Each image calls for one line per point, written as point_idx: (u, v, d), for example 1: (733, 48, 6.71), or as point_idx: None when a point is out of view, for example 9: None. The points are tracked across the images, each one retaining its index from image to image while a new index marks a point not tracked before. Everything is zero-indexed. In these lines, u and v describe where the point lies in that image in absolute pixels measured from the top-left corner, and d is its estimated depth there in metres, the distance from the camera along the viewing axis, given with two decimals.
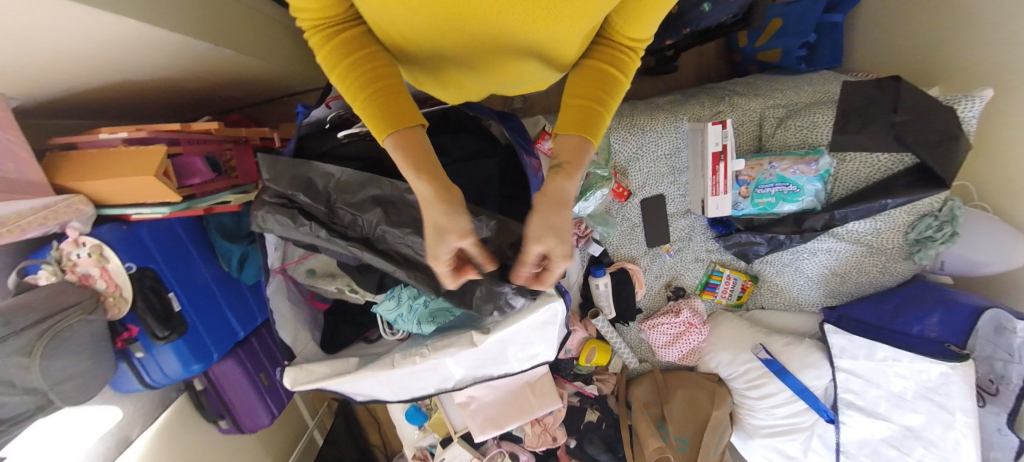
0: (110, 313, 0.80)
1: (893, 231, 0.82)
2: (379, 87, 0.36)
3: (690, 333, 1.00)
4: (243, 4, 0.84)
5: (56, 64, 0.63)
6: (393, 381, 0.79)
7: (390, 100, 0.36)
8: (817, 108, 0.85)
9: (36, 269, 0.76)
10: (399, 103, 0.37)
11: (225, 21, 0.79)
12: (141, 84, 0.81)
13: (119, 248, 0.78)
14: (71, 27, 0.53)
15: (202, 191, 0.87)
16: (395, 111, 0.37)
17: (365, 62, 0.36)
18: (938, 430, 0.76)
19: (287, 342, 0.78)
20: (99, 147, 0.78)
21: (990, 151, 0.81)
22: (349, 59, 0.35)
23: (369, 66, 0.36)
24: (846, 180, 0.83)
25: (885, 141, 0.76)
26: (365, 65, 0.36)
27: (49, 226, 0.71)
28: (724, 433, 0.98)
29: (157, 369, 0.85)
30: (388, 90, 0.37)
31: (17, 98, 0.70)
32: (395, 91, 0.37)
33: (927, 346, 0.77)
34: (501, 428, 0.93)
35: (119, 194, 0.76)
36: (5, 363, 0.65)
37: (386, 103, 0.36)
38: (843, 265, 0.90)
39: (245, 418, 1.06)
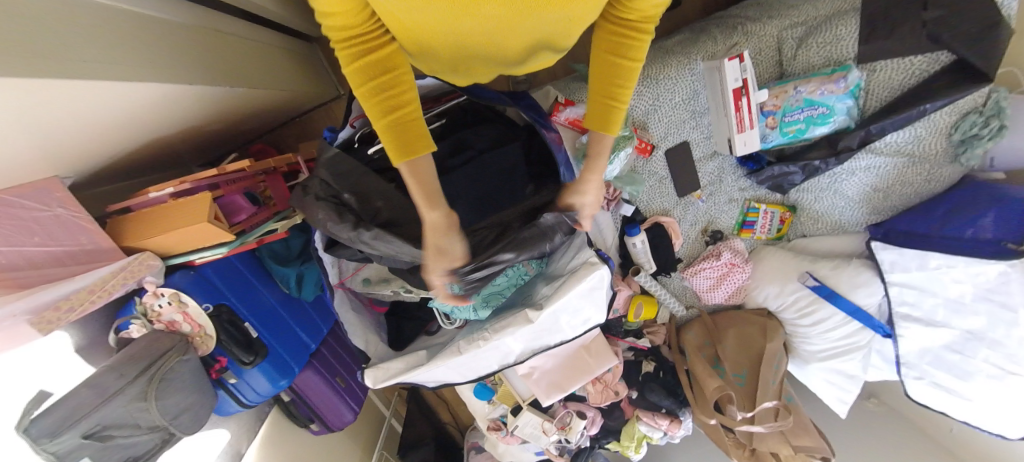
0: (200, 349, 0.88)
1: (935, 136, 0.79)
2: (400, 113, 0.40)
3: (734, 273, 1.01)
4: (242, 39, 0.85)
5: (100, 139, 0.67)
6: (460, 366, 0.85)
7: (406, 134, 0.41)
8: (839, 20, 0.79)
9: (128, 325, 0.84)
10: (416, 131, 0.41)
11: (232, 59, 0.80)
12: (170, 137, 0.85)
13: (193, 291, 0.85)
14: (107, 105, 0.57)
15: (250, 225, 0.92)
16: (413, 142, 0.41)
17: (389, 86, 0.38)
18: (1002, 329, 0.76)
19: (361, 347, 0.85)
20: (152, 205, 0.84)
21: None
22: (373, 84, 0.37)
23: (395, 90, 0.38)
24: (879, 90, 0.79)
25: (918, 42, 0.72)
26: (389, 91, 0.38)
27: (129, 284, 0.78)
28: (781, 362, 0.99)
29: (250, 389, 0.95)
30: (408, 117, 0.40)
31: (71, 176, 0.75)
32: (412, 124, 0.41)
33: (984, 247, 0.76)
34: (565, 390, 0.98)
35: (179, 244, 0.82)
36: (129, 409, 0.74)
37: (404, 131, 0.40)
38: (884, 179, 0.88)
39: (332, 418, 1.17)
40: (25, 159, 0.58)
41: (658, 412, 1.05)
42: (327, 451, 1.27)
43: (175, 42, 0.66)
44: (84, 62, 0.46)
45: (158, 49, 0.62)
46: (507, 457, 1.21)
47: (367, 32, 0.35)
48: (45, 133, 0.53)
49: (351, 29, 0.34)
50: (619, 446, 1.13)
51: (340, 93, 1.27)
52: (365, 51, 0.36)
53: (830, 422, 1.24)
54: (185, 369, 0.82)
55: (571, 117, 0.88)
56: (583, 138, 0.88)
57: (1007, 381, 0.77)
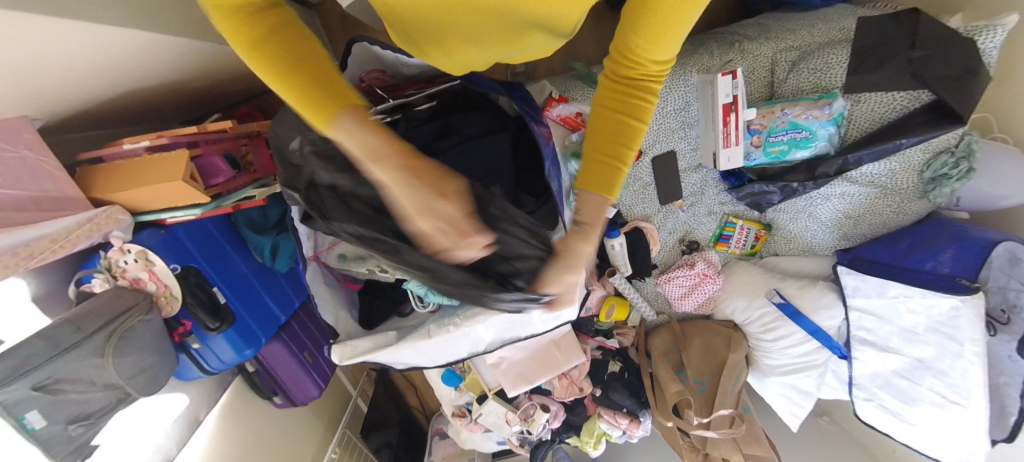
0: (165, 311, 0.86)
1: (907, 170, 0.82)
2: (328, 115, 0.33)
3: (705, 284, 1.03)
4: None
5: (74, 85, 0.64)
6: (428, 350, 0.85)
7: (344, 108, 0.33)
8: (831, 48, 0.82)
9: (90, 279, 0.81)
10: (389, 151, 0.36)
11: None
12: (150, 90, 0.82)
13: (161, 250, 0.83)
14: (84, 50, 0.54)
15: (227, 188, 0.90)
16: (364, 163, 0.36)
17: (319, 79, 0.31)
18: (948, 360, 0.80)
19: (330, 323, 0.84)
20: (125, 158, 0.81)
21: (1013, 79, 0.78)
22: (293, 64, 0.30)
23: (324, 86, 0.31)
24: (861, 122, 0.81)
25: (901, 79, 0.75)
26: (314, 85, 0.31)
27: (95, 237, 0.75)
28: (741, 373, 1.02)
29: (213, 356, 0.93)
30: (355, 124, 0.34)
31: (40, 119, 0.72)
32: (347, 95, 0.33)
33: (940, 281, 0.79)
34: (531, 383, 1.00)
35: (149, 200, 0.79)
36: (84, 364, 0.72)
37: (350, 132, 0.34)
38: (857, 207, 0.91)
39: (296, 392, 1.16)
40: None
41: (620, 412, 1.07)
42: (289, 424, 1.26)
43: None
44: (61, 1, 0.44)
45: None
46: (468, 443, 1.22)
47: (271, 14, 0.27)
48: (11, 71, 0.50)
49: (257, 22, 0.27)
50: (579, 441, 1.15)
51: None
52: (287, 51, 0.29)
53: (781, 435, 1.30)
54: (147, 329, 0.81)
55: (564, 115, 0.88)
56: (573, 136, 0.88)
57: (947, 410, 0.82)
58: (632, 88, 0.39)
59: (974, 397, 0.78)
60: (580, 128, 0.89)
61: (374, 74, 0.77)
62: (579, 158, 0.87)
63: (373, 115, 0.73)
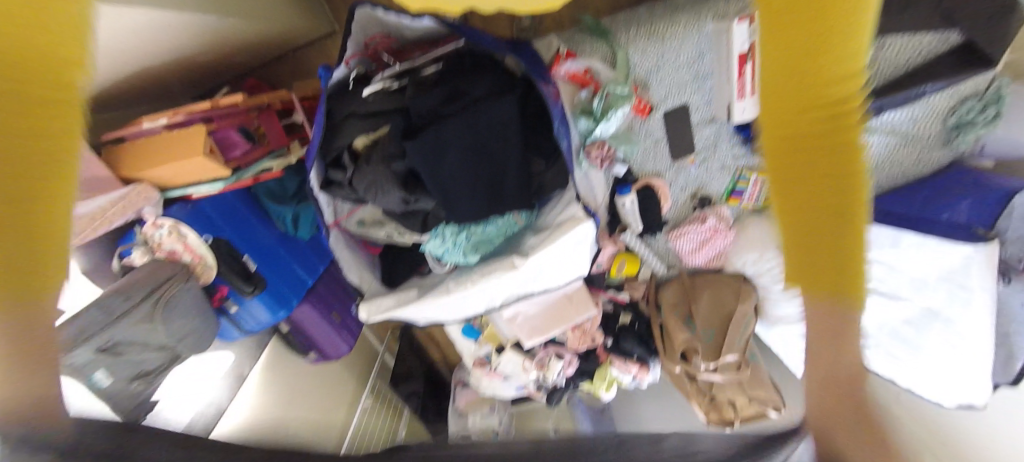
0: (202, 279, 0.92)
1: (932, 117, 0.79)
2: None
3: (716, 238, 1.04)
4: None
5: (85, 73, 0.65)
6: (447, 308, 0.91)
7: None
8: None
9: (131, 252, 0.87)
10: None
11: None
12: (159, 68, 0.83)
13: (191, 222, 0.88)
14: (87, 31, 0.55)
15: (244, 162, 0.94)
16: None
17: None
18: (957, 308, 0.81)
19: (356, 284, 0.90)
20: (145, 137, 0.83)
21: None
22: None
23: None
24: (886, 68, 0.75)
25: (932, 20, 0.70)
26: None
27: (128, 214, 0.81)
28: (748, 324, 1.05)
29: (251, 318, 1.01)
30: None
31: None
32: None
33: (957, 231, 0.79)
34: (546, 335, 1.06)
35: (175, 176, 0.83)
36: (138, 330, 0.79)
37: None
38: (875, 158, 0.88)
39: (329, 348, 1.24)
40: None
41: (630, 359, 1.15)
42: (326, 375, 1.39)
43: None
44: None
45: None
46: (489, 390, 1.33)
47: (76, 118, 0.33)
48: None
49: None
50: (592, 385, 1.24)
51: (334, 28, 1.20)
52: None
53: (786, 381, 1.36)
54: (188, 297, 0.87)
55: (572, 71, 0.86)
56: (582, 93, 0.87)
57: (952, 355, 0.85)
58: (803, 137, 0.26)
59: (979, 342, 0.80)
60: (589, 85, 0.87)
61: (377, 39, 0.75)
62: (588, 115, 0.86)
63: (381, 81, 0.73)
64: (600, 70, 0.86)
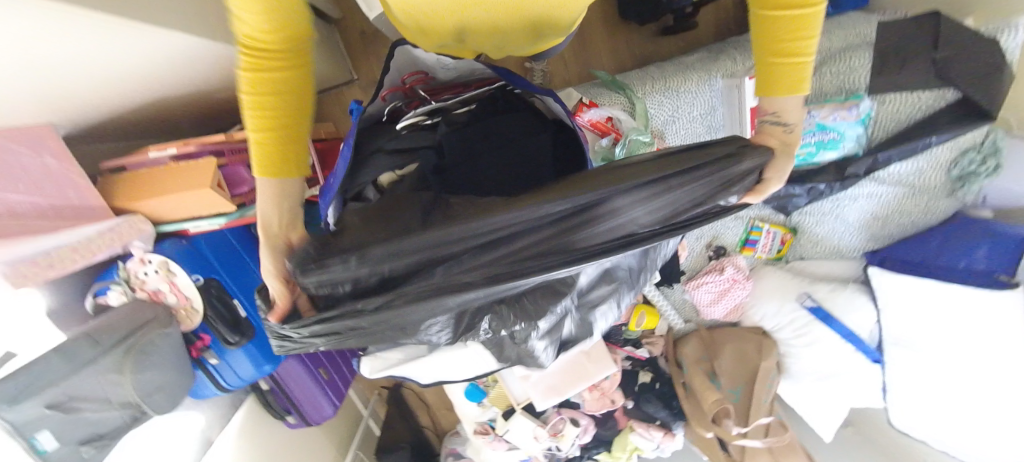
0: (183, 325, 0.83)
1: (935, 169, 0.84)
2: (277, 98, 0.35)
3: (734, 289, 1.01)
4: None
5: (108, 88, 0.63)
6: (456, 364, 0.83)
7: (282, 157, 0.38)
8: (854, 52, 0.82)
9: (106, 291, 0.78)
10: (292, 145, 0.39)
11: None
12: (180, 100, 0.81)
13: (182, 260, 0.80)
14: (127, 46, 0.54)
15: (250, 199, 0.88)
16: (287, 162, 0.39)
17: (290, 142, 0.38)
18: (990, 358, 0.78)
19: (362, 334, 0.81)
20: (149, 166, 0.79)
21: None
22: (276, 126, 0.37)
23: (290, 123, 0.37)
24: (886, 123, 0.83)
25: (925, 79, 0.77)
26: (282, 120, 0.37)
27: (115, 247, 0.75)
28: (773, 381, 1.00)
29: (232, 372, 0.89)
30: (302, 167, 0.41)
31: (65, 126, 0.70)
32: (289, 148, 0.38)
33: (979, 279, 0.79)
34: (563, 395, 0.97)
35: (173, 210, 0.78)
36: (102, 380, 0.68)
37: (288, 152, 0.38)
38: (884, 208, 0.91)
39: (312, 411, 1.12)
40: (12, 96, 0.53)
41: (653, 424, 1.06)
42: (303, 445, 1.21)
43: None
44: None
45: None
46: None
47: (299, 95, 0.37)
48: (57, 65, 0.49)
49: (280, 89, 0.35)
50: (611, 457, 1.10)
51: (353, 78, 1.24)
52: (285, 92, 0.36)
53: (818, 448, 1.26)
54: (165, 344, 0.76)
55: (594, 119, 0.87)
56: (603, 141, 0.86)
57: (992, 411, 0.80)
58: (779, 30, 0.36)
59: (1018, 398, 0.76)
60: (609, 134, 0.87)
61: (417, 76, 0.78)
62: (610, 163, 0.85)
63: (414, 117, 0.73)
64: (622, 119, 0.88)
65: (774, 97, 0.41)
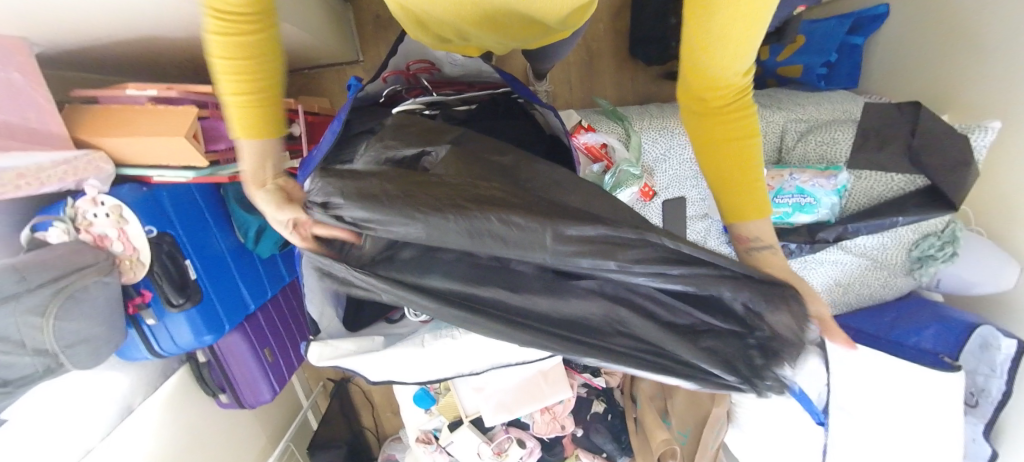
0: (125, 276, 0.77)
1: (897, 247, 0.88)
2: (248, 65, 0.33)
3: None
4: None
5: (98, 12, 0.60)
6: (408, 365, 0.79)
7: (260, 120, 0.36)
8: (836, 126, 0.89)
9: (46, 227, 0.72)
10: (269, 109, 0.37)
11: None
12: (174, 42, 0.78)
13: (138, 209, 0.75)
14: None
15: (224, 157, 0.86)
16: (268, 125, 0.37)
17: (266, 106, 0.36)
18: (928, 435, 0.82)
19: (313, 317, 0.73)
20: (123, 104, 0.75)
21: (992, 175, 0.88)
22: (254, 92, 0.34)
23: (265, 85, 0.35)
24: (859, 197, 0.86)
25: (900, 161, 0.82)
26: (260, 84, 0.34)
27: (66, 182, 0.69)
28: (720, 429, 1.01)
29: (168, 337, 0.83)
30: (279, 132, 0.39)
31: (39, 44, 0.65)
32: (264, 112, 0.36)
33: (925, 357, 0.83)
34: (513, 414, 0.94)
35: (141, 154, 0.75)
36: (20, 321, 0.61)
37: (266, 114, 0.37)
38: (848, 277, 0.94)
39: (247, 393, 1.05)
40: None
41: (598, 455, 1.05)
42: (230, 428, 1.13)
43: None
44: None
45: None
46: None
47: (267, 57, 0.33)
48: None
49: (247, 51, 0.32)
50: None
51: (357, 60, 1.23)
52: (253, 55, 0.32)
53: None
54: (100, 293, 0.70)
55: (590, 143, 0.88)
56: (595, 166, 0.87)
57: None
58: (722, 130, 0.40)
59: None
60: (602, 160, 0.88)
61: (421, 65, 0.77)
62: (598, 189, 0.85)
63: (412, 105, 0.69)
64: (616, 147, 0.89)
65: (739, 224, 0.42)
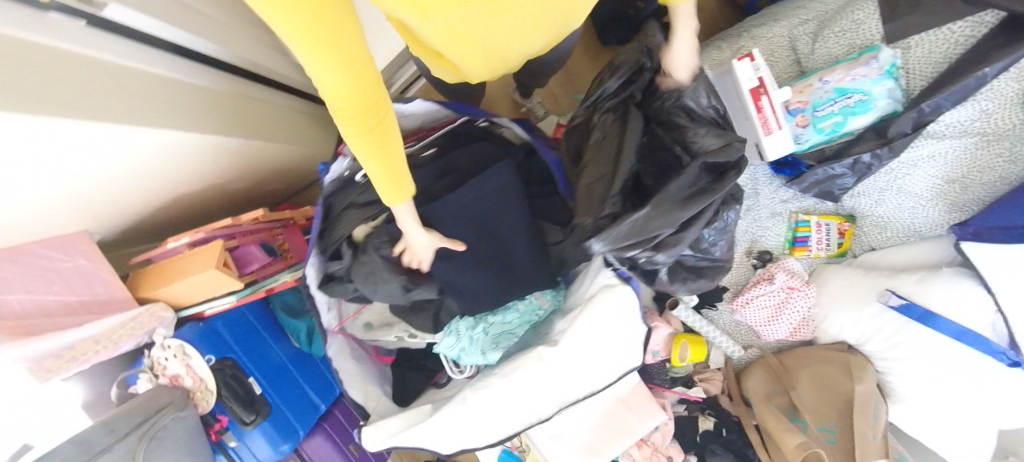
0: (200, 407, 0.84)
1: (1006, 107, 0.66)
2: (370, 124, 0.33)
3: (793, 299, 0.83)
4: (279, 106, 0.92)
5: (140, 195, 0.70)
6: (464, 432, 0.69)
7: (387, 181, 0.39)
8: (855, 6, 0.74)
9: (135, 378, 0.81)
10: (399, 165, 0.39)
11: (263, 118, 0.84)
12: (194, 196, 0.86)
13: (198, 343, 0.83)
14: (158, 155, 0.59)
15: (261, 274, 0.92)
16: (398, 185, 0.40)
17: (393, 149, 0.37)
18: None
19: (358, 401, 0.73)
20: (171, 256, 0.85)
21: None
22: (371, 141, 0.34)
23: (386, 133, 0.35)
24: (921, 67, 0.69)
25: (953, 8, 0.65)
26: (385, 140, 0.35)
27: (137, 336, 0.78)
28: (878, 411, 0.78)
29: (250, 456, 0.87)
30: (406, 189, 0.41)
31: (99, 232, 0.77)
32: (395, 174, 0.39)
33: None
34: (603, 457, 0.81)
35: (193, 291, 0.82)
36: None
37: (394, 172, 0.38)
38: (957, 168, 0.72)
39: None
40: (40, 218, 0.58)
41: None
42: None
43: (206, 98, 0.67)
44: (126, 106, 0.49)
45: (193, 103, 0.63)
46: None
47: (379, 109, 0.33)
48: (74, 190, 0.55)
49: (358, 103, 0.31)
50: None
51: None
52: (370, 106, 0.32)
53: None
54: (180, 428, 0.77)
55: None
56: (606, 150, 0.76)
57: None
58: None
59: None
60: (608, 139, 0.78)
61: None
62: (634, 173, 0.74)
63: None
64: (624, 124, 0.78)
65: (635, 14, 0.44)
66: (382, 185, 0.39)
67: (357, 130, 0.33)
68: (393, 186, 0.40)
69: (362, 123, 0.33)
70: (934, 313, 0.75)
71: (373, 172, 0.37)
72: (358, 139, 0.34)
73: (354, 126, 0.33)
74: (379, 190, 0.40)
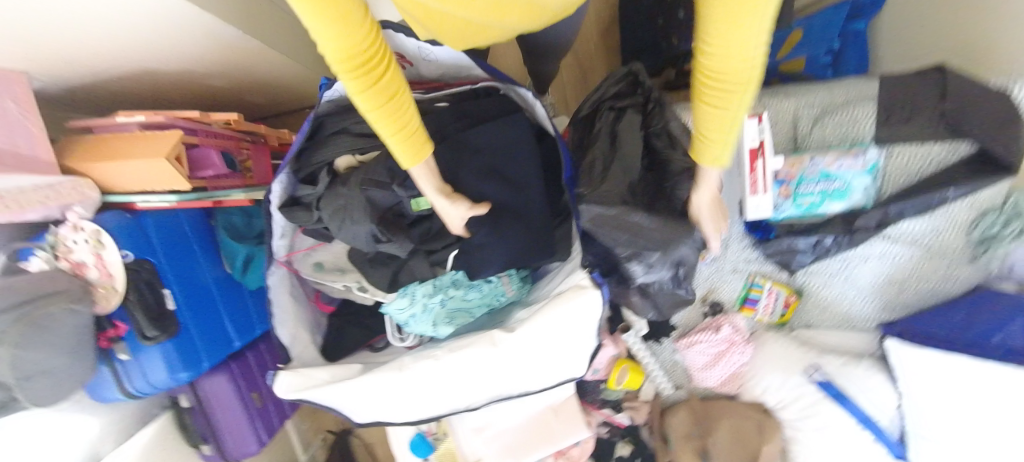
0: (99, 305, 0.74)
1: (953, 229, 0.75)
2: (377, 75, 0.31)
3: (733, 352, 0.88)
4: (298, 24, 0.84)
5: (100, 52, 0.62)
6: (386, 399, 0.66)
7: (405, 139, 0.37)
8: (855, 102, 0.78)
9: (30, 253, 0.72)
10: (415, 121, 0.37)
11: (279, 34, 0.78)
12: (163, 77, 0.78)
13: (119, 235, 0.72)
14: (139, 14, 0.52)
15: (213, 184, 0.84)
16: (415, 144, 0.38)
17: (407, 104, 0.35)
18: None
19: (285, 342, 0.68)
20: (115, 132, 0.76)
21: None
22: (386, 94, 0.32)
23: (396, 83, 0.33)
24: (897, 174, 0.76)
25: (935, 131, 0.72)
26: (397, 96, 0.33)
27: (49, 208, 0.68)
28: None
29: (139, 375, 0.78)
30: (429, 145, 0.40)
31: (39, 80, 0.67)
32: (413, 133, 0.37)
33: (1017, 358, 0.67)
34: (520, 460, 0.80)
35: (129, 178, 0.73)
36: None
37: (410, 128, 0.37)
38: (901, 271, 0.81)
39: (232, 446, 0.96)
40: None
41: None
42: None
43: None
44: None
45: None
46: None
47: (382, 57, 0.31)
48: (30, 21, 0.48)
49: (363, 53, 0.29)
50: None
51: None
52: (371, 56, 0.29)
53: None
54: (70, 321, 0.68)
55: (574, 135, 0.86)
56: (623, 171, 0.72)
57: None
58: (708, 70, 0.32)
59: None
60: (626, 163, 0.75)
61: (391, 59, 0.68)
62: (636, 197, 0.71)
63: None
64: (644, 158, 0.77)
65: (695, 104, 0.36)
66: (401, 149, 0.38)
67: (366, 84, 0.31)
68: (416, 143, 0.38)
69: (366, 80, 0.30)
70: (849, 397, 0.82)
71: (388, 133, 0.36)
72: (370, 97, 0.32)
73: (356, 77, 0.30)
74: (395, 153, 0.38)
